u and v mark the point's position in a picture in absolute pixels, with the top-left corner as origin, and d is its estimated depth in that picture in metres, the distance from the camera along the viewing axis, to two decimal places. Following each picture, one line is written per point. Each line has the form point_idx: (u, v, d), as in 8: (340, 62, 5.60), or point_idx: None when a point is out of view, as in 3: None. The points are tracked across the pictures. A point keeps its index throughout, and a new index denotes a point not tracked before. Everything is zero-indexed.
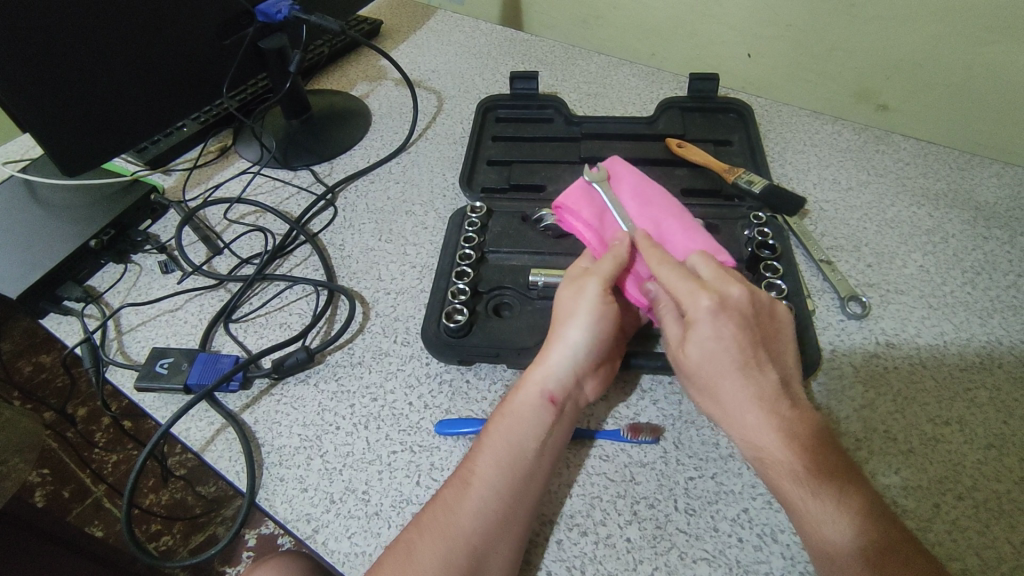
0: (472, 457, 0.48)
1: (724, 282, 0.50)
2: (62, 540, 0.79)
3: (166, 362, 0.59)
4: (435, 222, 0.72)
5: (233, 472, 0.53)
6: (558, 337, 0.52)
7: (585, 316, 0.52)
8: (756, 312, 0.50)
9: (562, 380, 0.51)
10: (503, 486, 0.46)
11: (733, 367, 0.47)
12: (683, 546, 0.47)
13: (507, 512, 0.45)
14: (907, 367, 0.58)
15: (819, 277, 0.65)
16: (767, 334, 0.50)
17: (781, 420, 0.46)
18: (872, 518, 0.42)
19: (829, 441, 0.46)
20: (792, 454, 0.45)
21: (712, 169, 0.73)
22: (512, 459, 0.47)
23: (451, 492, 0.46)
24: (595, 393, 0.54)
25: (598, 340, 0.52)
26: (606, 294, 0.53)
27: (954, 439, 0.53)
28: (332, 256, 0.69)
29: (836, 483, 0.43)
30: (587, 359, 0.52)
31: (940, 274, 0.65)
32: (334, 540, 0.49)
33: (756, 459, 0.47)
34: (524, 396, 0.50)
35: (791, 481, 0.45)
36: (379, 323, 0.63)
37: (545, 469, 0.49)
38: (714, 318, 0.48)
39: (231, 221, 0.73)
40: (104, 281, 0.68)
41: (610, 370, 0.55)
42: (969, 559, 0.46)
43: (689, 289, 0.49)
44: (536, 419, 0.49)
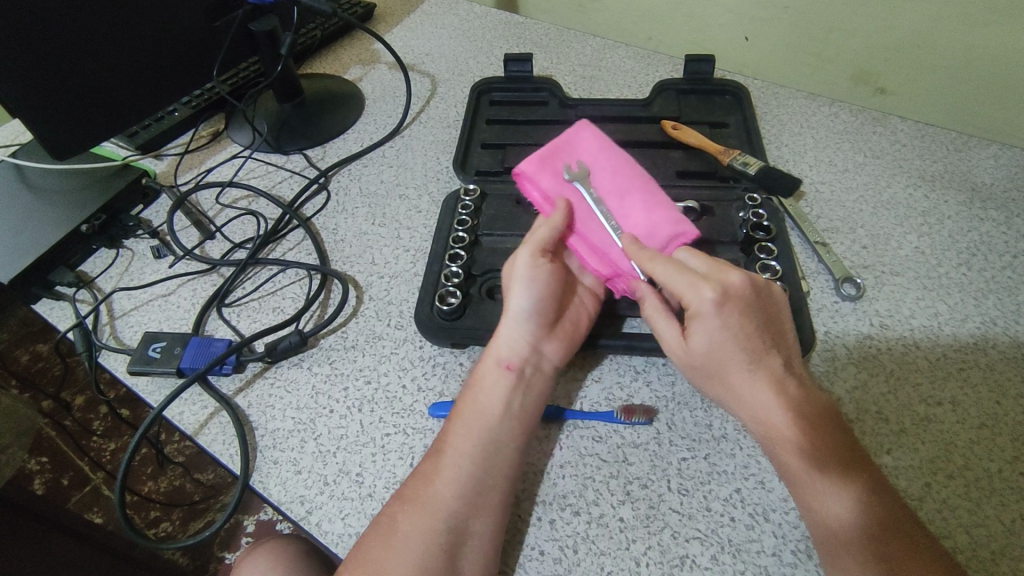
0: (446, 431, 0.49)
1: (721, 270, 0.50)
2: (63, 526, 0.80)
3: (159, 347, 0.58)
4: (429, 206, 0.71)
5: (226, 455, 0.53)
6: (504, 310, 0.54)
7: (522, 284, 0.53)
8: (758, 297, 0.50)
9: (515, 347, 0.52)
10: (473, 452, 0.47)
11: (739, 357, 0.48)
12: (676, 526, 0.48)
13: (484, 477, 0.46)
14: (900, 347, 0.58)
15: (814, 259, 0.65)
16: (771, 319, 0.50)
17: (789, 399, 0.47)
18: (874, 499, 0.43)
19: (832, 414, 0.47)
20: (799, 431, 0.45)
21: (707, 152, 0.72)
22: (476, 421, 0.48)
23: (428, 464, 0.47)
24: (561, 357, 0.53)
25: (543, 305, 0.53)
26: (538, 259, 0.54)
27: (947, 419, 0.53)
28: (325, 240, 0.69)
29: (842, 464, 0.44)
30: (537, 323, 0.53)
31: (935, 256, 0.65)
32: (327, 522, 0.49)
33: (762, 434, 0.47)
34: (481, 367, 0.52)
35: (798, 457, 0.45)
36: (372, 307, 0.62)
37: (516, 435, 0.49)
38: (720, 310, 0.48)
39: (223, 206, 0.73)
40: (95, 266, 0.68)
41: (574, 333, 0.55)
42: (960, 537, 0.46)
43: (690, 282, 0.49)
44: (494, 385, 0.50)
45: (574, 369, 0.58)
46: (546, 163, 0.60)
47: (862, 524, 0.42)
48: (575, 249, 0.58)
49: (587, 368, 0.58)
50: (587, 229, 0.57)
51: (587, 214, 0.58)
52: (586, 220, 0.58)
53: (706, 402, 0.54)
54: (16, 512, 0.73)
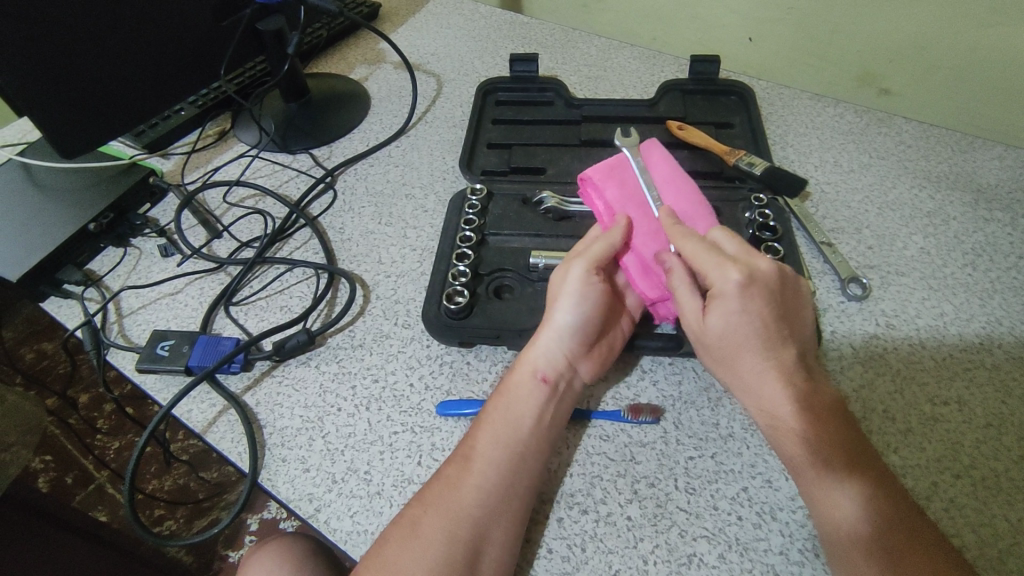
0: (474, 436, 0.49)
1: (751, 256, 0.50)
2: (69, 525, 0.80)
3: (167, 345, 0.59)
4: (435, 206, 0.72)
5: (235, 452, 0.53)
6: (547, 321, 0.53)
7: (571, 298, 0.53)
8: (782, 286, 0.50)
9: (553, 361, 0.52)
10: (501, 460, 0.47)
11: (757, 341, 0.48)
12: (683, 524, 0.48)
13: (507, 485, 0.46)
14: (906, 347, 0.58)
15: (820, 259, 0.65)
16: (791, 310, 0.50)
17: (798, 391, 0.47)
18: (884, 499, 0.42)
19: (838, 406, 0.47)
20: (807, 423, 0.45)
21: (713, 152, 0.72)
22: (511, 432, 0.49)
23: (455, 471, 0.47)
24: (593, 376, 0.54)
25: (588, 322, 0.53)
26: (592, 274, 0.54)
27: (953, 418, 0.53)
28: (331, 239, 0.69)
29: (851, 463, 0.44)
30: (578, 340, 0.53)
31: (940, 256, 0.65)
32: (335, 519, 0.49)
33: (770, 428, 0.47)
34: (518, 376, 0.52)
35: (803, 450, 0.45)
36: (379, 306, 0.63)
37: (546, 447, 0.49)
38: (743, 293, 0.48)
39: (230, 205, 0.73)
40: (103, 265, 0.68)
41: (608, 354, 0.55)
42: (967, 536, 0.47)
43: (718, 262, 0.49)
44: (531, 397, 0.50)
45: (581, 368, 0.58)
46: (613, 173, 0.59)
47: (866, 518, 0.42)
48: (626, 266, 0.57)
49: (594, 367, 0.58)
50: (642, 244, 0.56)
51: (644, 225, 0.57)
52: (642, 233, 0.56)
53: (712, 401, 0.55)
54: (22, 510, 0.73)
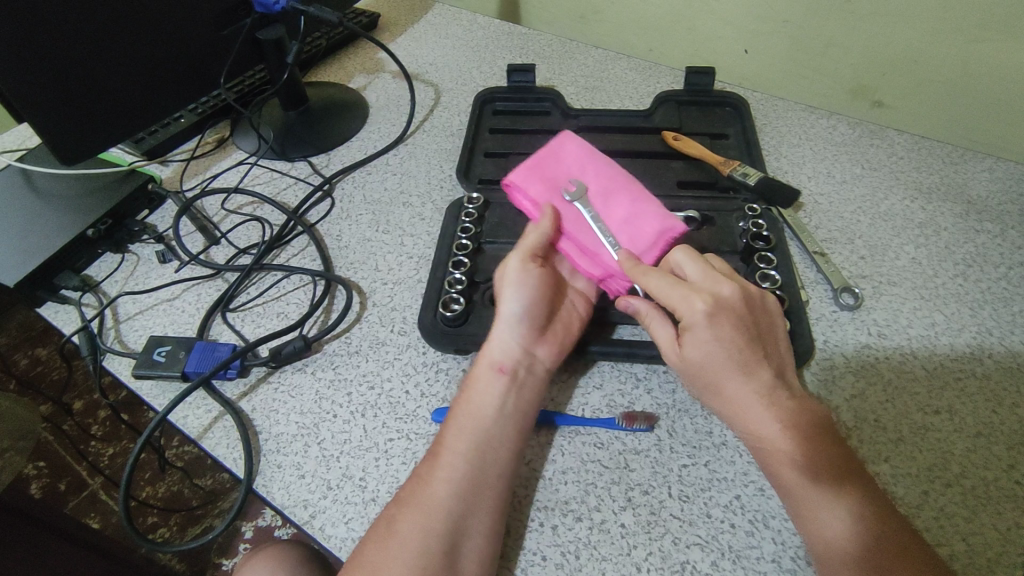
0: (443, 432, 0.50)
1: (715, 281, 0.51)
2: (66, 533, 0.80)
3: (163, 350, 0.59)
4: (432, 214, 0.72)
5: (230, 458, 0.53)
6: (496, 315, 0.55)
7: (512, 288, 0.55)
8: (749, 308, 0.50)
9: (507, 350, 0.53)
10: (467, 450, 0.48)
11: (732, 368, 0.48)
12: (676, 532, 0.48)
13: (480, 477, 0.47)
14: (898, 357, 0.59)
15: (812, 269, 0.66)
16: (762, 330, 0.50)
17: (783, 412, 0.47)
18: (880, 521, 0.43)
19: (830, 428, 0.48)
20: (793, 445, 0.46)
21: (708, 162, 0.73)
22: (470, 421, 0.49)
23: (426, 466, 0.48)
24: (553, 359, 0.55)
25: (534, 309, 0.54)
26: (528, 263, 0.57)
27: (944, 427, 0.54)
28: (329, 247, 0.69)
29: (844, 488, 0.44)
30: (527, 328, 0.54)
31: (931, 266, 0.66)
32: (330, 526, 0.49)
33: (759, 451, 0.48)
34: (475, 370, 0.53)
35: (792, 467, 0.46)
36: (376, 313, 0.63)
37: (508, 433, 0.50)
38: (711, 323, 0.49)
39: (228, 212, 0.73)
40: (101, 270, 0.68)
41: (566, 335, 0.56)
42: (957, 545, 0.47)
43: (683, 294, 0.50)
44: (486, 387, 0.51)
45: (575, 376, 0.58)
46: (532, 171, 0.64)
47: (855, 540, 0.42)
48: (567, 252, 0.60)
49: (588, 375, 0.58)
50: (575, 230, 0.60)
51: (572, 215, 0.61)
52: (572, 222, 0.61)
53: (706, 409, 0.55)
54: (14, 516, 0.72)
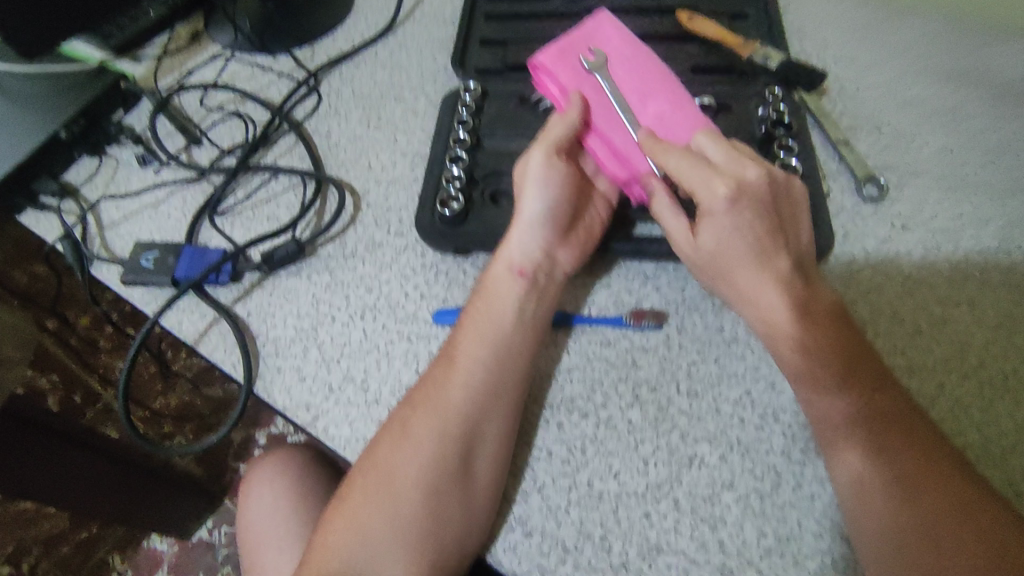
0: (456, 336, 0.48)
1: (739, 164, 0.48)
2: (88, 444, 0.80)
3: (151, 256, 0.56)
4: (426, 108, 0.67)
5: (229, 363, 0.52)
6: (516, 213, 0.52)
7: (537, 185, 0.52)
8: (775, 198, 0.48)
9: (528, 251, 0.51)
10: (488, 357, 0.47)
11: (748, 257, 0.47)
12: (684, 427, 0.47)
13: (495, 381, 0.46)
14: (920, 250, 0.56)
15: (834, 159, 0.62)
16: (788, 217, 0.48)
17: (796, 298, 0.46)
18: (900, 412, 0.42)
19: (838, 309, 0.46)
20: (802, 329, 0.45)
21: (724, 44, 0.66)
22: (488, 327, 0.48)
23: (440, 370, 0.47)
24: (574, 263, 0.53)
25: (558, 208, 0.52)
26: (553, 158, 0.52)
27: (966, 320, 0.52)
28: (318, 145, 0.65)
29: (861, 382, 0.43)
30: (549, 227, 0.51)
31: (962, 154, 0.61)
32: (334, 427, 0.49)
33: (767, 334, 0.47)
34: (494, 271, 0.51)
35: (798, 352, 0.45)
36: (370, 215, 0.60)
37: (531, 343, 0.48)
38: (732, 208, 0.47)
39: (209, 111, 0.68)
40: (80, 174, 0.64)
41: (588, 240, 0.53)
42: (972, 435, 0.47)
43: (701, 178, 0.48)
44: (508, 291, 0.49)
45: (580, 274, 0.56)
46: (565, 56, 0.56)
47: (860, 425, 0.42)
48: (593, 150, 0.55)
49: (593, 273, 0.56)
50: (607, 128, 0.54)
51: (607, 112, 0.54)
52: (604, 120, 0.54)
53: (717, 306, 0.53)
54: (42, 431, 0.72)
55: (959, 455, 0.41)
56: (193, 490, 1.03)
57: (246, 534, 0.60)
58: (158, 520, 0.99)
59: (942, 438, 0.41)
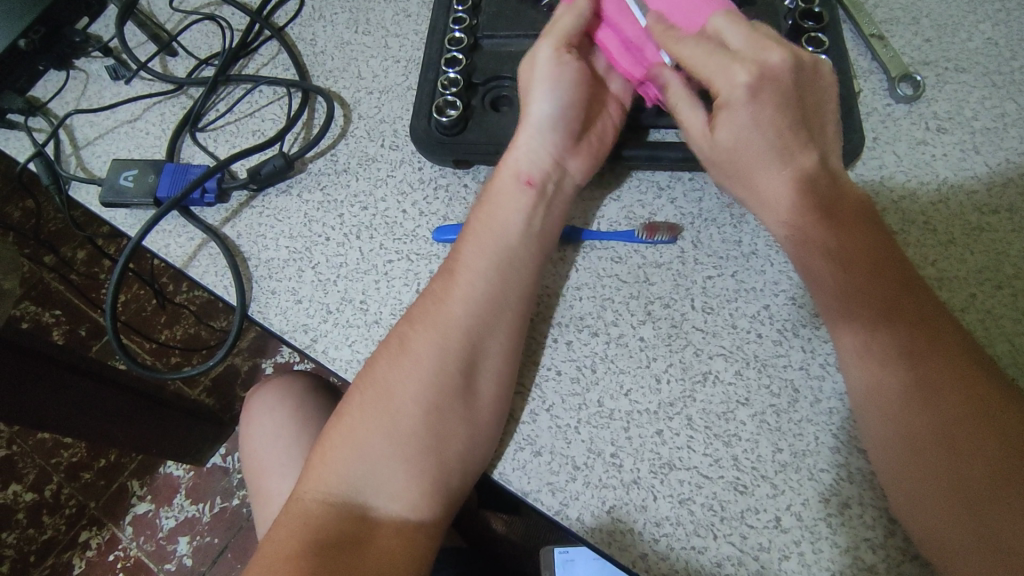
0: (462, 244, 0.46)
1: (761, 48, 0.44)
2: (110, 380, 0.79)
3: (130, 175, 0.53)
4: (419, 9, 0.61)
5: (221, 286, 0.50)
6: (523, 117, 0.48)
7: (546, 85, 0.48)
8: (799, 83, 0.44)
9: (535, 159, 0.47)
10: (490, 271, 0.44)
11: (771, 153, 0.44)
12: (698, 344, 0.45)
13: (500, 297, 0.44)
14: (957, 153, 0.52)
15: (866, 56, 0.56)
16: (811, 109, 0.44)
17: (820, 197, 0.43)
18: (925, 317, 0.39)
19: (863, 207, 0.44)
20: (827, 229, 0.43)
21: None
22: (491, 235, 0.45)
23: (441, 284, 0.44)
24: (585, 175, 0.49)
25: (568, 111, 0.48)
26: (563, 53, 0.48)
27: (1002, 227, 0.48)
28: (302, 52, 0.60)
29: (886, 286, 0.40)
30: (558, 134, 0.48)
31: (1009, 47, 0.56)
32: (334, 349, 0.47)
33: (788, 235, 0.44)
34: (499, 181, 0.47)
35: (822, 257, 0.42)
36: (363, 126, 0.55)
37: (536, 257, 0.46)
38: (753, 98, 0.43)
39: (182, 17, 0.62)
40: (47, 90, 0.60)
41: (599, 148, 0.49)
42: (999, 346, 0.45)
43: (720, 65, 0.44)
44: (514, 200, 0.46)
45: (590, 188, 0.52)
46: None
47: (882, 333, 0.39)
48: (605, 43, 0.50)
49: (603, 185, 0.52)
50: (617, 18, 0.49)
51: (620, 0, 0.49)
52: (616, 7, 0.49)
53: (735, 217, 0.49)
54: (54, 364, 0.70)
55: (988, 361, 0.38)
56: (206, 419, 1.04)
57: (251, 460, 0.59)
58: (178, 446, 1.00)
59: (970, 344, 0.39)
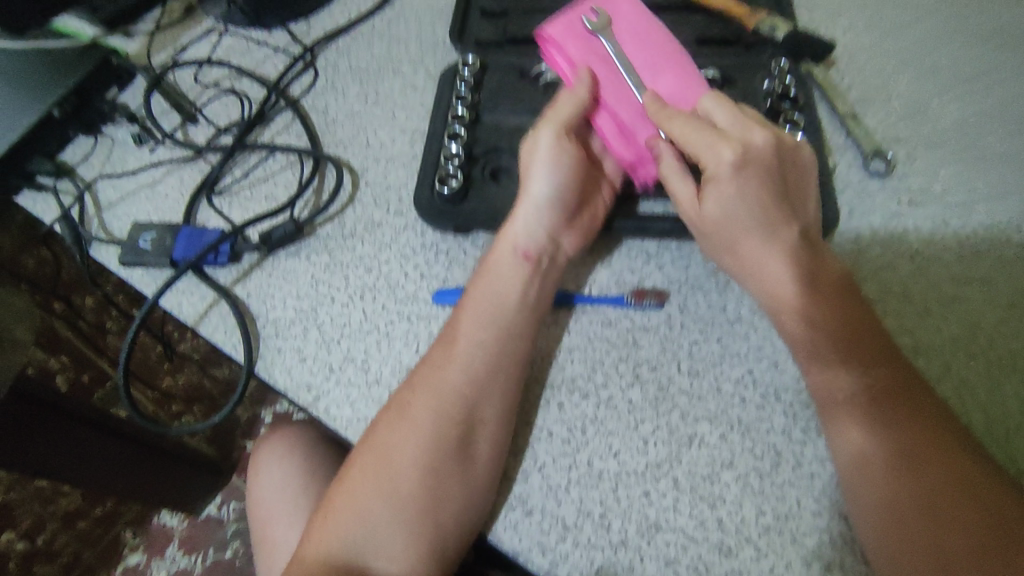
0: (458, 312, 0.49)
1: (745, 128, 0.48)
2: (105, 426, 0.80)
3: (149, 237, 0.56)
4: (425, 82, 0.65)
5: (229, 344, 0.53)
6: (523, 194, 0.51)
7: (545, 167, 0.51)
8: (780, 161, 0.47)
9: (533, 235, 0.50)
10: (484, 337, 0.47)
11: (756, 225, 0.47)
12: (684, 407, 0.47)
13: (492, 360, 0.46)
14: (929, 227, 0.55)
15: (842, 133, 0.60)
16: (793, 188, 0.48)
17: (802, 270, 0.46)
18: (896, 388, 0.41)
19: (844, 278, 0.46)
20: (809, 300, 0.45)
21: (731, 14, 0.64)
22: (491, 305, 0.48)
23: (439, 351, 0.47)
24: (577, 249, 0.52)
25: (565, 192, 0.51)
26: (563, 139, 0.51)
27: (973, 298, 0.51)
28: (315, 121, 0.64)
29: (864, 357, 0.43)
30: (556, 212, 0.51)
31: (977, 126, 0.59)
32: (335, 407, 0.49)
33: (772, 306, 0.47)
34: (497, 253, 0.50)
35: (803, 327, 0.45)
36: (369, 193, 0.59)
37: (530, 323, 0.48)
38: (738, 173, 0.46)
39: (204, 88, 0.67)
40: (75, 154, 0.63)
41: (591, 225, 0.52)
42: (974, 416, 0.47)
43: (710, 143, 0.47)
44: (511, 272, 0.49)
45: (582, 254, 0.55)
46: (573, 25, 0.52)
47: (861, 403, 0.41)
48: (602, 127, 0.53)
49: (596, 252, 0.55)
50: (616, 105, 0.52)
51: (615, 84, 0.52)
52: (613, 93, 0.52)
53: (720, 284, 0.52)
54: (44, 407, 0.70)
55: (961, 430, 0.41)
56: (204, 468, 1.04)
57: (257, 507, 0.61)
58: (173, 492, 0.99)
59: (945, 414, 0.41)
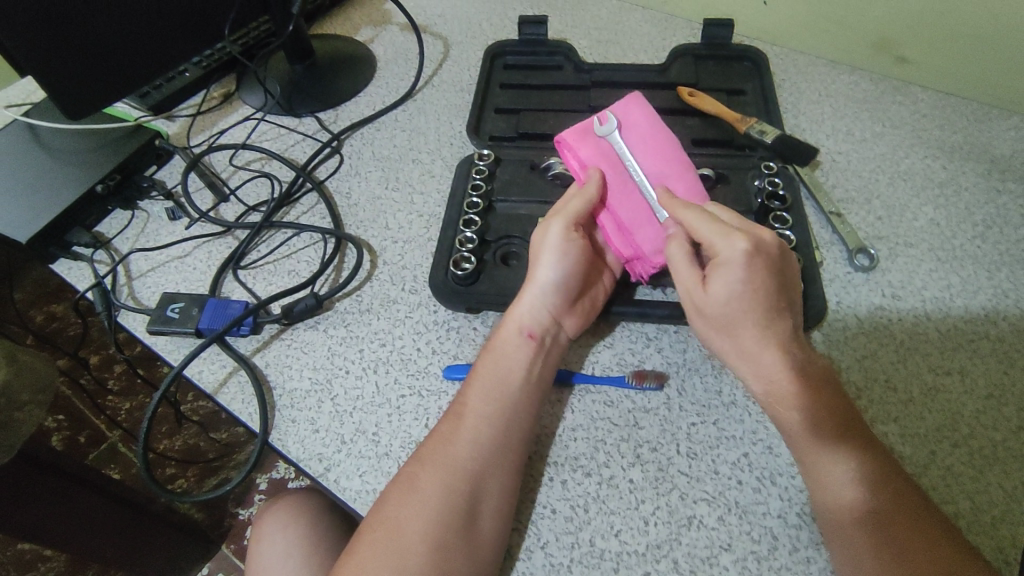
0: (467, 389, 0.51)
1: (754, 227, 0.51)
2: (104, 490, 0.82)
3: (176, 307, 0.59)
4: (442, 171, 0.71)
5: (246, 413, 0.55)
6: (530, 279, 0.55)
7: (554, 256, 0.54)
8: (782, 257, 0.51)
9: (538, 316, 0.53)
10: (490, 412, 0.49)
11: (758, 311, 0.49)
12: (684, 488, 0.49)
13: (499, 438, 0.48)
14: (911, 319, 0.58)
15: (828, 230, 0.65)
16: (789, 282, 0.51)
17: (795, 362, 0.48)
18: (881, 478, 0.44)
19: (830, 372, 0.49)
20: (801, 395, 0.47)
21: (724, 119, 0.70)
22: (498, 383, 0.50)
23: (448, 426, 0.49)
24: (578, 331, 0.56)
25: (571, 279, 0.54)
26: (571, 232, 0.55)
27: (954, 388, 0.54)
28: (338, 203, 0.69)
29: (857, 447, 0.45)
30: (560, 296, 0.54)
31: (951, 228, 0.64)
32: (345, 478, 0.51)
33: (767, 395, 0.49)
34: (503, 331, 0.53)
35: (797, 419, 0.47)
36: (387, 272, 0.63)
37: (531, 399, 0.51)
38: (749, 259, 0.48)
39: (236, 168, 0.72)
40: (112, 227, 0.68)
41: (591, 310, 0.56)
42: (962, 504, 0.48)
43: (722, 232, 0.50)
44: (517, 352, 0.52)
45: (585, 336, 0.58)
46: (586, 132, 0.59)
47: (855, 492, 0.43)
48: (603, 225, 0.58)
49: (598, 333, 0.58)
50: (619, 207, 0.57)
51: (621, 190, 0.57)
52: (619, 196, 0.57)
53: (716, 368, 0.55)
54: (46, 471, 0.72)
55: (947, 520, 0.42)
56: (192, 534, 1.03)
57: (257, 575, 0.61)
58: (163, 560, 0.98)
59: (931, 505, 0.43)
